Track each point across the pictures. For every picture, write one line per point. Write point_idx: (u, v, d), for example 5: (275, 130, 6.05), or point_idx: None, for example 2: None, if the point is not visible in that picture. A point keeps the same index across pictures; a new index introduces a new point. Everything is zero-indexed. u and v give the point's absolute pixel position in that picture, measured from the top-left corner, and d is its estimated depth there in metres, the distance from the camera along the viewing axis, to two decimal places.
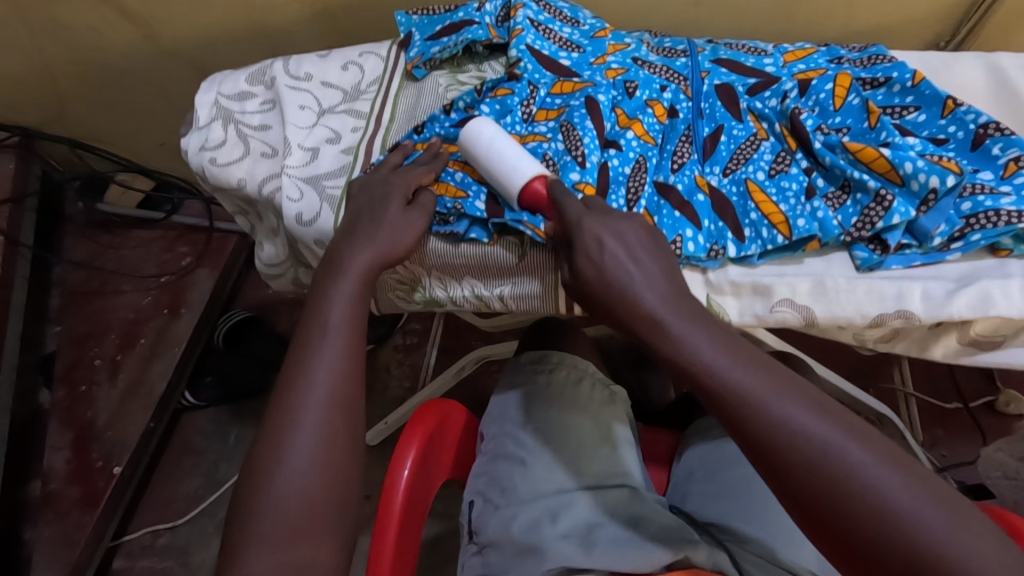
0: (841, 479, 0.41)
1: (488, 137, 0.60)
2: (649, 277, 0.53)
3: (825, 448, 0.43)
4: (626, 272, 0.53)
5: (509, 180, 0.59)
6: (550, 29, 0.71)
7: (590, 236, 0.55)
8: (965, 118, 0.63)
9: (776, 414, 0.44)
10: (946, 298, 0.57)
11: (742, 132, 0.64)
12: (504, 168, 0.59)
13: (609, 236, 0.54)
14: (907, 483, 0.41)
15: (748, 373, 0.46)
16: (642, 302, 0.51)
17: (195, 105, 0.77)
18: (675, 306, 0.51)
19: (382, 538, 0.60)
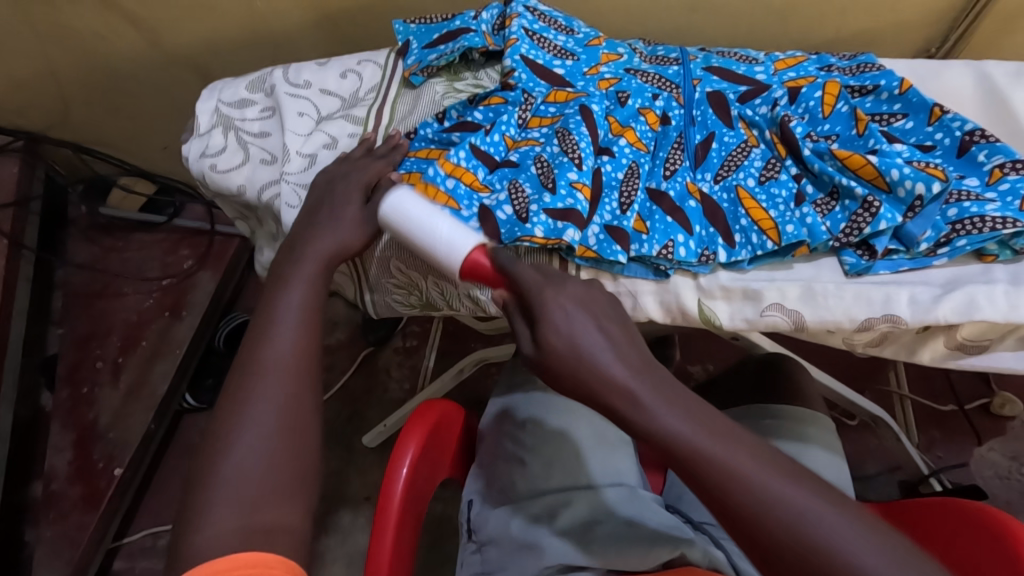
0: (821, 551, 0.40)
1: (411, 212, 0.56)
2: (614, 343, 0.48)
3: (801, 516, 0.41)
4: (594, 341, 0.48)
5: (444, 256, 0.54)
6: (544, 38, 0.72)
7: (551, 308, 0.49)
8: (951, 125, 0.64)
9: (747, 482, 0.42)
10: (933, 302, 0.58)
11: (732, 139, 0.66)
12: (436, 244, 0.54)
13: (573, 307, 0.49)
14: (886, 549, 0.40)
15: (712, 438, 0.44)
16: (610, 374, 0.46)
17: (196, 112, 0.78)
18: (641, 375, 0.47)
19: (381, 534, 0.61)
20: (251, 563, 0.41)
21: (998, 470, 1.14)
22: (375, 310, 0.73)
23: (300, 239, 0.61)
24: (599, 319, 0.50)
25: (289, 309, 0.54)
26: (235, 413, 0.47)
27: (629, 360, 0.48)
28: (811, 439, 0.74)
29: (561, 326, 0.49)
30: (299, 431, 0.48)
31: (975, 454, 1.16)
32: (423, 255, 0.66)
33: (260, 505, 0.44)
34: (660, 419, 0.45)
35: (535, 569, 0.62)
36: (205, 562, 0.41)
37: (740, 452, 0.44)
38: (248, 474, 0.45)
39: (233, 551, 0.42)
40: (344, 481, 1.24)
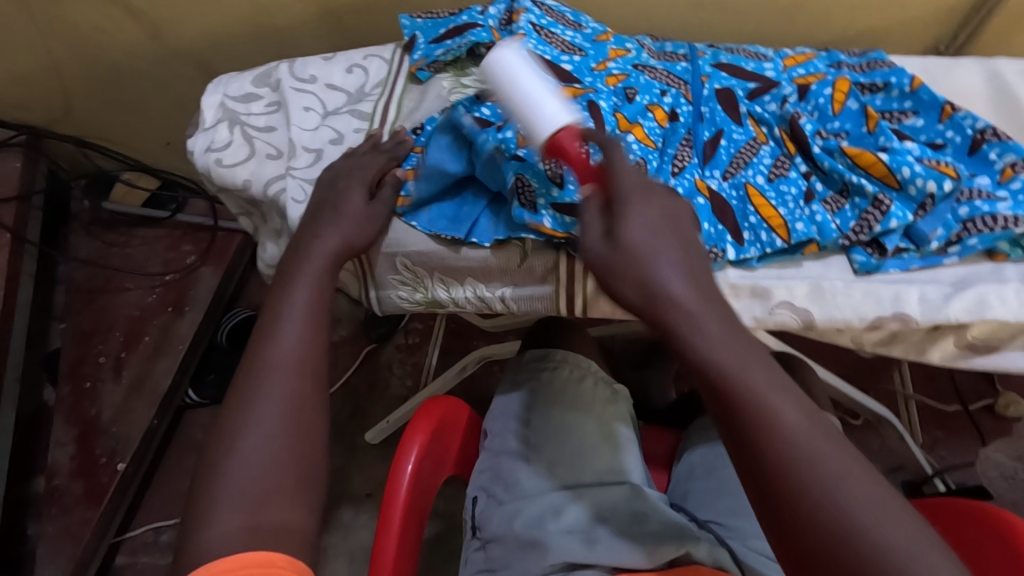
0: (843, 524, 0.39)
1: (513, 70, 0.54)
2: (687, 272, 0.48)
3: (835, 483, 0.41)
4: (665, 264, 0.48)
5: (537, 123, 0.52)
6: (552, 33, 0.72)
7: (634, 216, 0.50)
8: (962, 123, 0.63)
9: (791, 435, 0.42)
10: (943, 301, 0.57)
11: (741, 136, 0.65)
12: (533, 106, 0.52)
13: (658, 220, 0.50)
14: (912, 539, 0.39)
15: (766, 386, 0.44)
16: (674, 292, 0.47)
17: (201, 106, 0.77)
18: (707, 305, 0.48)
19: (385, 533, 0.61)
20: (257, 563, 0.41)
21: (1003, 470, 1.14)
22: (381, 307, 0.72)
23: (307, 235, 0.60)
24: (678, 247, 0.50)
25: (297, 305, 0.54)
26: (242, 409, 0.47)
27: (697, 292, 0.48)
28: None
29: (631, 238, 0.49)
30: (306, 428, 0.48)
31: (979, 455, 1.16)
32: (429, 253, 0.66)
33: (268, 503, 0.44)
34: (713, 352, 0.45)
35: (539, 567, 0.63)
36: (211, 563, 0.41)
37: (793, 408, 0.43)
38: (255, 472, 0.45)
39: (238, 551, 0.41)
40: (347, 478, 1.24)
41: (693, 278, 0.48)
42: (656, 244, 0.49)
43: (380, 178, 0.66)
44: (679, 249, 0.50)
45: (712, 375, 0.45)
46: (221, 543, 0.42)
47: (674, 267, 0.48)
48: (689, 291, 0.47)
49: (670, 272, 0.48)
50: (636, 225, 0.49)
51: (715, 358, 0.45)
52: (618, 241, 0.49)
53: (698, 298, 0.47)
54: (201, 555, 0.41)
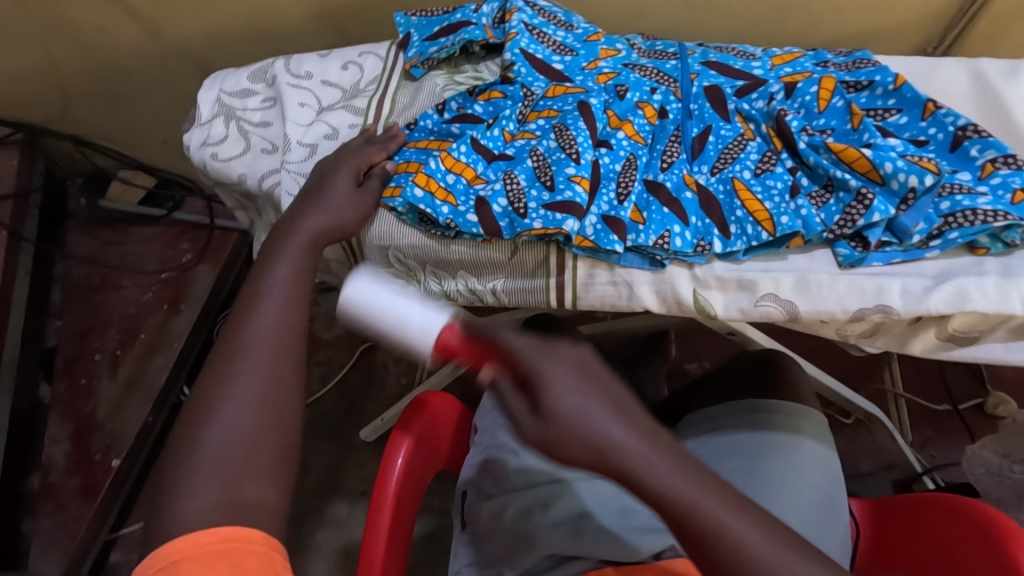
0: None
1: (370, 295, 0.52)
2: (615, 404, 0.41)
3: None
4: (597, 412, 0.40)
5: (411, 341, 0.50)
6: (544, 33, 0.73)
7: (554, 385, 0.41)
8: (945, 121, 0.65)
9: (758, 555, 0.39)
10: (924, 294, 0.58)
11: (729, 132, 0.66)
12: (400, 327, 0.50)
13: (570, 379, 0.41)
14: None
15: (724, 510, 0.40)
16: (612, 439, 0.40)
17: (198, 102, 0.78)
18: (649, 436, 0.41)
19: (376, 523, 0.62)
20: (229, 539, 0.42)
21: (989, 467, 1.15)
22: None
23: (292, 220, 0.61)
24: (598, 382, 0.42)
25: (279, 289, 0.54)
26: (223, 393, 0.47)
27: (633, 427, 0.41)
28: (805, 430, 0.75)
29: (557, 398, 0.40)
30: (286, 412, 0.49)
31: (967, 452, 1.17)
32: (422, 245, 0.67)
33: (246, 482, 0.45)
34: (668, 487, 0.40)
35: (528, 558, 0.65)
36: (185, 535, 0.42)
37: (749, 521, 0.40)
38: (241, 455, 0.45)
39: (215, 525, 0.42)
40: (341, 475, 1.24)
41: (625, 412, 0.41)
42: (585, 395, 0.41)
43: (367, 168, 0.67)
44: (604, 387, 0.42)
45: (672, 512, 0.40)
46: (199, 519, 0.42)
47: (606, 410, 0.40)
48: (627, 431, 0.40)
49: (604, 418, 0.40)
50: (556, 385, 0.41)
51: (668, 499, 0.40)
52: (540, 413, 0.41)
53: (635, 436, 0.40)
54: (180, 530, 0.42)
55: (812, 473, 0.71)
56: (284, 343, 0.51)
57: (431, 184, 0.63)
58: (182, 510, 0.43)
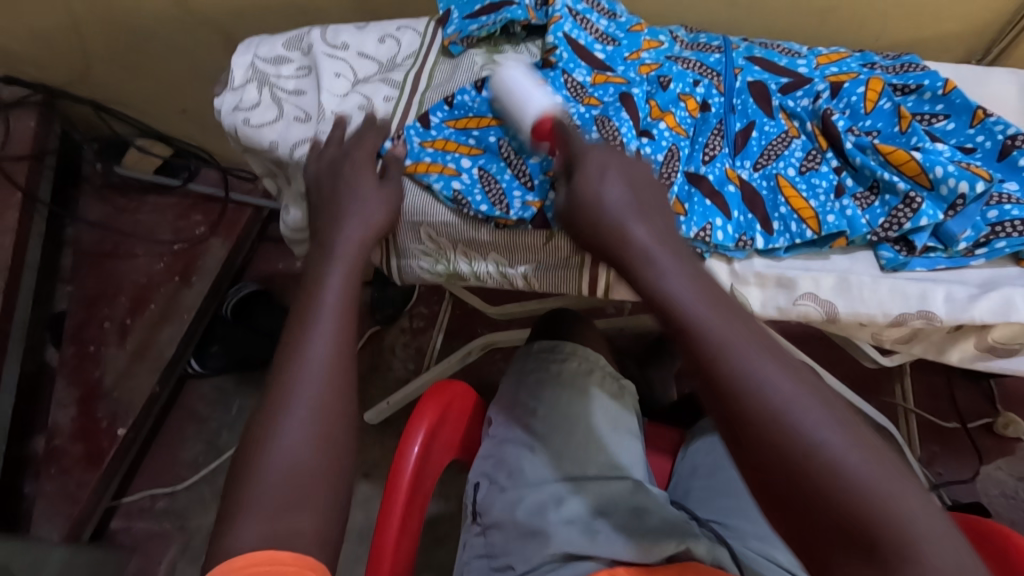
0: (786, 434, 0.40)
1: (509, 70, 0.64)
2: (637, 211, 0.53)
3: (779, 404, 0.40)
4: (619, 205, 0.53)
5: (524, 108, 0.61)
6: (587, 20, 0.71)
7: (592, 168, 0.55)
8: (993, 129, 0.63)
9: (743, 364, 0.42)
10: (968, 301, 0.58)
11: (773, 128, 0.65)
12: (520, 97, 0.62)
13: (607, 170, 0.55)
14: (827, 428, 0.40)
15: (728, 323, 0.44)
16: (632, 235, 0.51)
17: (231, 66, 0.77)
18: (665, 244, 0.51)
19: (390, 510, 0.61)
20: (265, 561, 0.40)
21: (1002, 488, 1.14)
22: (400, 277, 0.73)
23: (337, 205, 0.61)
24: (635, 192, 0.55)
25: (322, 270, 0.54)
26: (276, 369, 0.49)
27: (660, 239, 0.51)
28: None
29: (598, 198, 0.54)
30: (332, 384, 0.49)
31: (976, 472, 1.16)
32: (454, 224, 0.66)
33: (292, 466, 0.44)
34: (675, 290, 0.47)
35: (539, 555, 0.62)
36: (227, 559, 0.41)
37: (740, 333, 0.43)
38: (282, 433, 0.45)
39: (250, 550, 0.41)
40: None
41: (652, 224, 0.53)
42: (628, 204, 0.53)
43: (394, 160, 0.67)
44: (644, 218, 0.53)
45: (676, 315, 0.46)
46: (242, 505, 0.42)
47: (632, 215, 0.53)
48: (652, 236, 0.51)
49: (643, 236, 0.51)
50: (597, 178, 0.55)
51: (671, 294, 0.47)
52: (578, 192, 0.55)
53: (654, 237, 0.51)
54: (226, 550, 0.41)
55: None
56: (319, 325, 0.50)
57: (492, 185, 0.65)
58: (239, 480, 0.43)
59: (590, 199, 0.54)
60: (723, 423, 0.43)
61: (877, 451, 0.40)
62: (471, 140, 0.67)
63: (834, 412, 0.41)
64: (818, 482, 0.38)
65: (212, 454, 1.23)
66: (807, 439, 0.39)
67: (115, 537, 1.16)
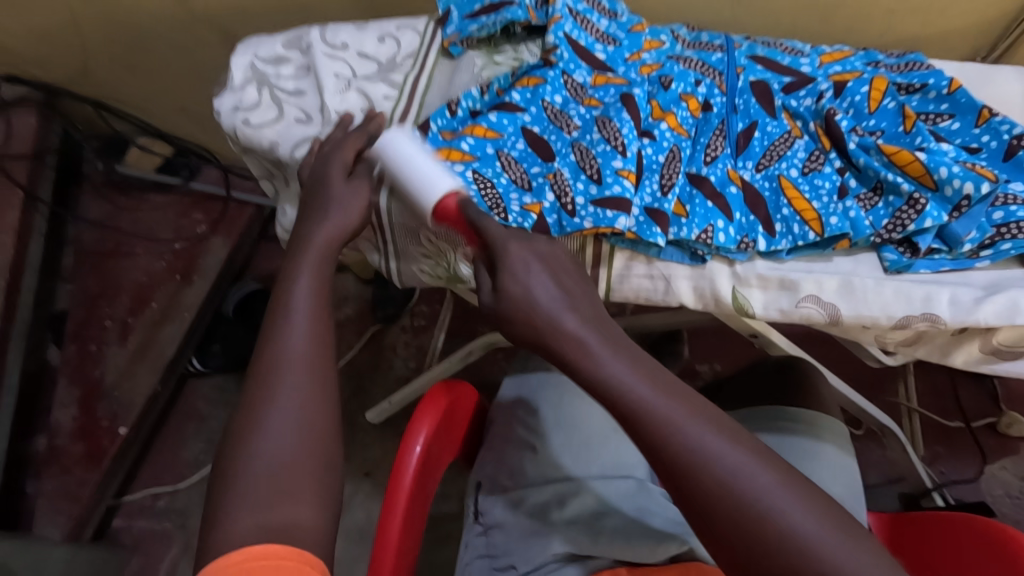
0: (748, 508, 0.41)
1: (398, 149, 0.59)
2: (565, 295, 0.51)
3: (735, 478, 0.42)
4: (549, 295, 0.51)
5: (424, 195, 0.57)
6: (587, 20, 0.71)
7: (514, 259, 0.52)
8: (999, 129, 0.63)
9: (695, 445, 0.43)
10: (974, 304, 0.57)
11: (776, 129, 0.65)
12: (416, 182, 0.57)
13: (533, 260, 0.52)
14: (780, 493, 0.42)
15: (665, 403, 0.45)
16: (563, 324, 0.49)
17: (230, 66, 0.77)
18: (596, 331, 0.49)
19: (391, 508, 0.60)
20: (260, 556, 0.39)
21: (1006, 487, 1.14)
22: (400, 279, 0.73)
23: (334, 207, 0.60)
24: (556, 275, 0.52)
25: (321, 274, 0.54)
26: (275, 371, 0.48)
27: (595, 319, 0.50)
28: (826, 436, 0.73)
29: (526, 284, 0.51)
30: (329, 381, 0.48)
31: (980, 471, 1.15)
32: None
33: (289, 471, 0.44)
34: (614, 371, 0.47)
35: (542, 555, 0.61)
36: (221, 555, 0.39)
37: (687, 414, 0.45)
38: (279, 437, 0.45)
39: (247, 544, 0.40)
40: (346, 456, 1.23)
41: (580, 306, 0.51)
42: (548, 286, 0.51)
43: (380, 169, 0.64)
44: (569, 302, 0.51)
45: (618, 399, 0.46)
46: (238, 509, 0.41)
47: (558, 302, 0.50)
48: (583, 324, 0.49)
49: (579, 322, 0.49)
50: (514, 268, 0.52)
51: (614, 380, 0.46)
52: (500, 288, 0.52)
53: (584, 325, 0.49)
54: (222, 545, 0.40)
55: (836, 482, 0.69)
56: (318, 329, 0.50)
57: (487, 187, 0.61)
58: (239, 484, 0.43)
59: (510, 294, 0.51)
60: (698, 515, 0.43)
61: (820, 506, 0.42)
62: (464, 146, 0.63)
63: (784, 477, 0.43)
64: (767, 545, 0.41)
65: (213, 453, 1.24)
66: (786, 527, 0.41)
67: (117, 536, 1.16)
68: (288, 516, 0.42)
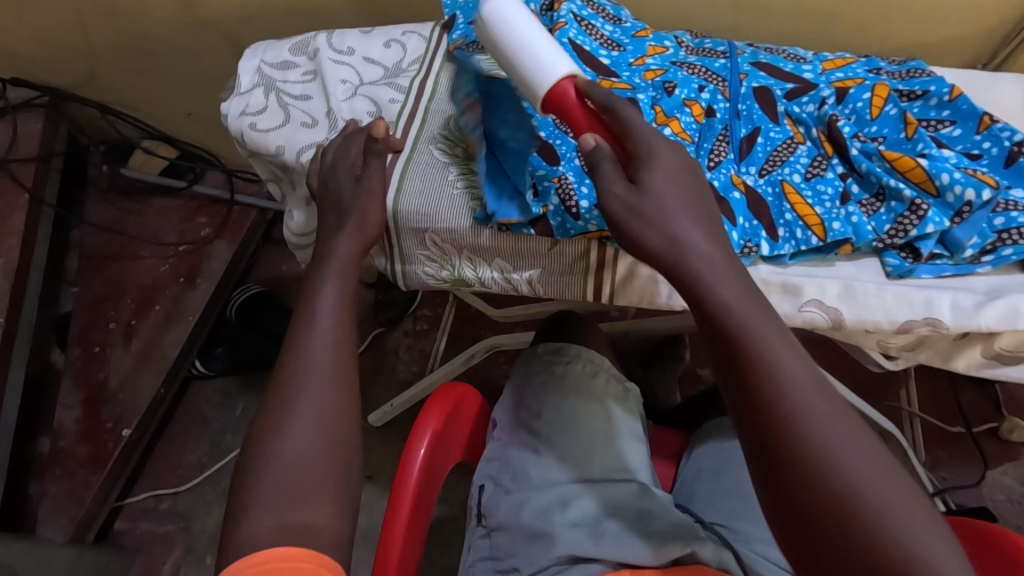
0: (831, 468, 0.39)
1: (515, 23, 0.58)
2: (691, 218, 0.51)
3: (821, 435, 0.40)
4: (676, 214, 0.51)
5: (544, 68, 0.56)
6: (592, 26, 0.72)
7: (654, 177, 0.52)
8: (1000, 136, 0.63)
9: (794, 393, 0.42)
10: (975, 309, 0.58)
11: (778, 134, 0.65)
12: (541, 54, 0.56)
13: (670, 181, 0.52)
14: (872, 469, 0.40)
15: (772, 342, 0.44)
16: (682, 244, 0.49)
17: (238, 71, 0.78)
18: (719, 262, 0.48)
19: (396, 508, 0.61)
20: (276, 558, 0.39)
21: (1009, 493, 1.14)
22: (405, 282, 0.73)
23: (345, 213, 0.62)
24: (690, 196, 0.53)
25: (330, 282, 0.55)
26: (285, 371, 0.49)
27: (713, 241, 0.50)
28: None
29: (657, 197, 0.51)
30: (349, 381, 0.49)
31: (981, 476, 1.15)
32: (458, 228, 0.66)
33: (298, 474, 0.44)
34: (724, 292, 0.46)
35: (544, 557, 0.62)
36: (242, 557, 0.40)
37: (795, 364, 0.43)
38: (289, 440, 0.45)
39: (265, 547, 0.40)
40: None
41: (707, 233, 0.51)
42: (681, 191, 0.51)
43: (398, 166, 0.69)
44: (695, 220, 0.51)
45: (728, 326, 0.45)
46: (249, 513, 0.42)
47: (688, 223, 0.50)
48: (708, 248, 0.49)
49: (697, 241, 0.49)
50: (657, 184, 0.52)
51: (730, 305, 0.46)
52: (642, 197, 0.51)
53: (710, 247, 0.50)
54: (231, 550, 0.40)
55: None
56: (326, 335, 0.51)
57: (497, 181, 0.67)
58: (251, 484, 0.43)
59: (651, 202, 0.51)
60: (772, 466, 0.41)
61: (914, 497, 0.39)
62: None
63: (877, 457, 0.40)
64: (852, 524, 0.38)
65: (216, 456, 1.24)
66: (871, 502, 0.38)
67: (119, 539, 1.17)
68: (306, 516, 0.42)
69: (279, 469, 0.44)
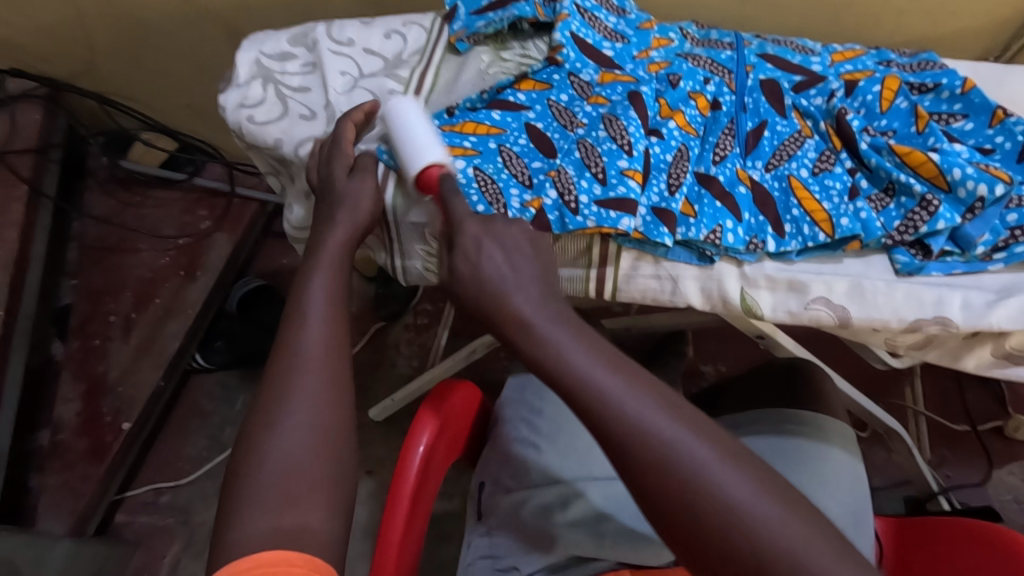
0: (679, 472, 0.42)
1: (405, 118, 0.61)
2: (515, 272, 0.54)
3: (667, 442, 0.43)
4: (499, 274, 0.54)
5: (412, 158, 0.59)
6: (596, 17, 0.70)
7: (468, 240, 0.55)
8: (1013, 129, 0.62)
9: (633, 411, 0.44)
10: (986, 307, 0.57)
11: (786, 128, 0.64)
12: (411, 145, 0.59)
13: (489, 243, 0.55)
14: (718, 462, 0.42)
15: (602, 374, 0.46)
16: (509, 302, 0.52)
17: (236, 62, 0.76)
18: (543, 308, 0.52)
19: (394, 510, 0.60)
20: (268, 563, 0.37)
21: (1015, 492, 1.12)
22: (405, 277, 0.72)
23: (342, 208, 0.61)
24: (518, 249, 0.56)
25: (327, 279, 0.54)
26: (282, 367, 0.48)
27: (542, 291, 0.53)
28: (833, 439, 0.70)
29: (480, 263, 0.55)
30: (342, 380, 0.49)
31: (986, 475, 1.14)
32: None
33: (292, 476, 0.43)
34: (564, 349, 0.48)
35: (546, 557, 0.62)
36: (233, 560, 0.38)
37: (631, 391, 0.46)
38: (283, 439, 0.44)
39: (256, 551, 0.38)
40: None
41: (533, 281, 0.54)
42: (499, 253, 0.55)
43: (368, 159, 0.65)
44: (544, 295, 0.53)
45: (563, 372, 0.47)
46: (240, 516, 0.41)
47: (508, 280, 0.53)
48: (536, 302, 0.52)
49: (524, 297, 0.52)
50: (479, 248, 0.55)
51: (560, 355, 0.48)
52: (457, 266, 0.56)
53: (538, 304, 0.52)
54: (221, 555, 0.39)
55: (843, 492, 0.66)
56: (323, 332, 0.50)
57: (487, 183, 0.60)
58: (246, 485, 0.42)
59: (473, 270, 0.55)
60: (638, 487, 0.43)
61: (766, 481, 0.42)
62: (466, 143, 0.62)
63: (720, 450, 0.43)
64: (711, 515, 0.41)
65: (216, 449, 1.24)
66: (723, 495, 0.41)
67: (118, 532, 1.16)
68: (300, 518, 0.41)
69: (274, 470, 0.43)
